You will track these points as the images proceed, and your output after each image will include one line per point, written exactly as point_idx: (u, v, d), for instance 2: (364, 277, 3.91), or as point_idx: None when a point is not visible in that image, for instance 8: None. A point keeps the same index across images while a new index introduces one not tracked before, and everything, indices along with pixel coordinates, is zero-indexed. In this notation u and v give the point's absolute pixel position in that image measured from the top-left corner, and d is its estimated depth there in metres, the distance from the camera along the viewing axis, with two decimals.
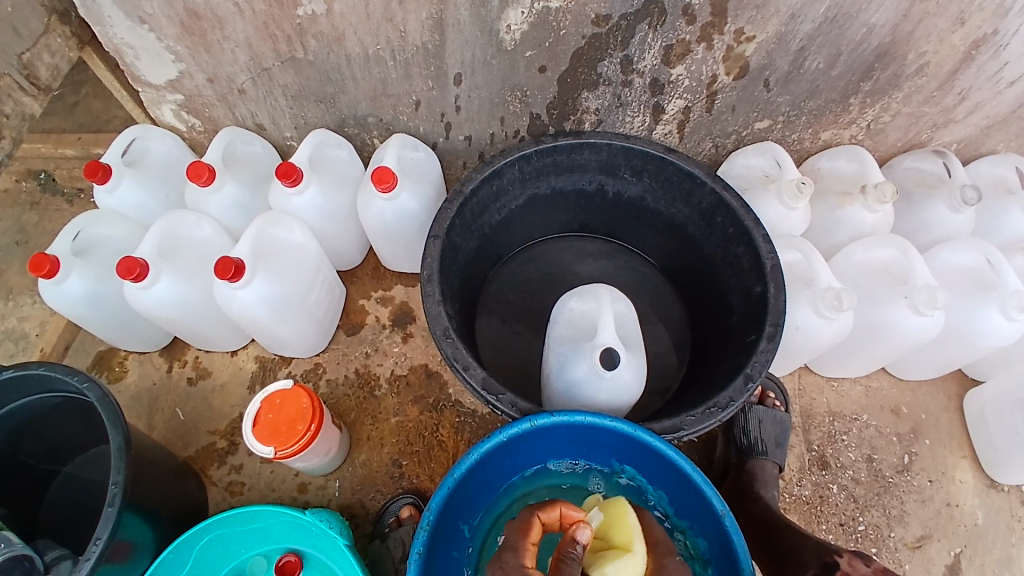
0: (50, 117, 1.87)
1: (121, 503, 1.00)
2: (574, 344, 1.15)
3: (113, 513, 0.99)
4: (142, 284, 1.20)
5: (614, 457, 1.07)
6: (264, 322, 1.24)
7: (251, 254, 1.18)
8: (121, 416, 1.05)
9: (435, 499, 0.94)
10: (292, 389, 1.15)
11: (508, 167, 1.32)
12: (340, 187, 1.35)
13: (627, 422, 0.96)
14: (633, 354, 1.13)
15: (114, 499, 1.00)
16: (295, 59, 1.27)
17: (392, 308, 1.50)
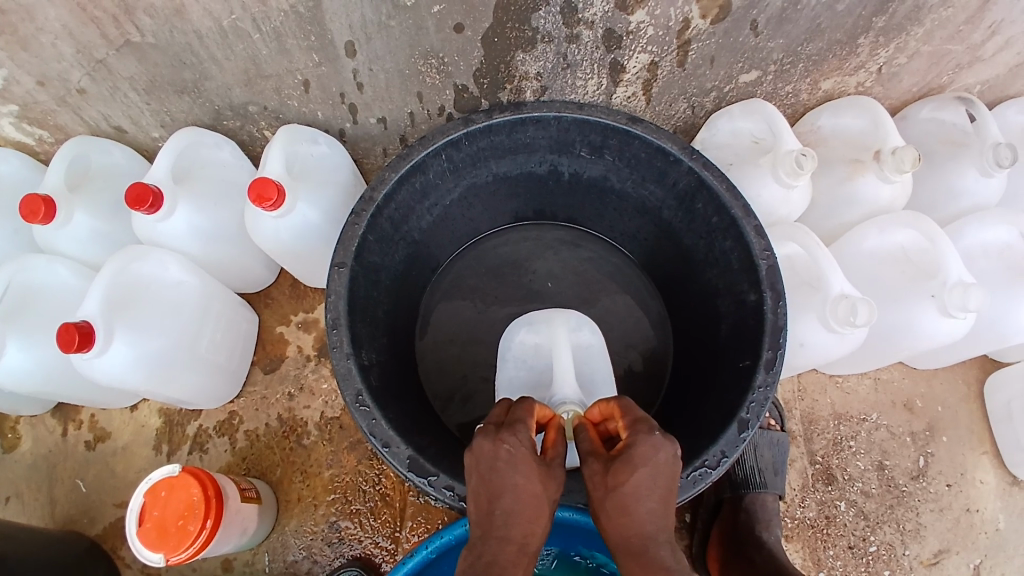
0: None
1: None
2: (528, 392, 0.95)
3: None
4: None
5: (581, 543, 0.97)
6: (138, 388, 0.98)
7: (107, 307, 0.90)
8: None
9: None
10: (182, 474, 0.91)
11: (430, 159, 0.99)
12: (220, 201, 1.05)
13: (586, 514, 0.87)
14: (597, 398, 0.94)
15: None
16: (133, 43, 0.95)
17: (317, 333, 1.23)
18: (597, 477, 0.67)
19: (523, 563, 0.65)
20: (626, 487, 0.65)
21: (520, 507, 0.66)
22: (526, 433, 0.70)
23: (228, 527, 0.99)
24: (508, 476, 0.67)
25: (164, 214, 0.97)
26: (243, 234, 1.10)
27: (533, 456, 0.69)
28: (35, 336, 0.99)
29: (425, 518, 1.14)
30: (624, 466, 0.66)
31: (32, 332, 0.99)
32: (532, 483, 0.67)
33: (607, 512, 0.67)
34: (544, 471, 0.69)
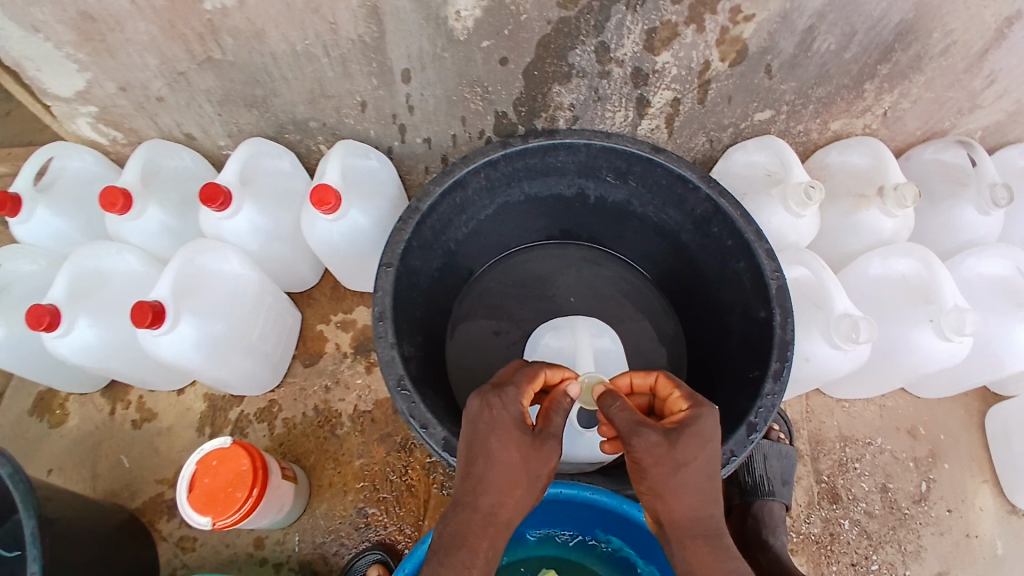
0: None
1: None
2: None
3: None
4: (59, 334, 1.03)
5: (597, 526, 1.01)
6: (195, 368, 1.07)
7: (176, 292, 1.00)
8: (35, 495, 0.92)
9: None
10: (232, 447, 1.00)
11: (470, 176, 1.09)
12: (281, 206, 1.16)
13: (611, 497, 0.91)
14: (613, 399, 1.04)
15: None
16: (213, 60, 1.08)
17: (354, 333, 1.33)
18: (660, 449, 0.71)
19: (489, 532, 0.74)
20: (686, 458, 0.72)
21: (494, 475, 0.74)
22: (514, 401, 0.76)
23: (269, 506, 1.06)
24: (490, 444, 0.75)
25: (229, 211, 1.08)
26: (298, 236, 1.21)
27: (517, 427, 0.75)
28: (103, 316, 1.08)
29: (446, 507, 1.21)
30: (689, 440, 0.72)
31: (101, 311, 1.08)
32: (511, 456, 0.74)
33: (667, 484, 0.72)
34: (527, 443, 0.74)
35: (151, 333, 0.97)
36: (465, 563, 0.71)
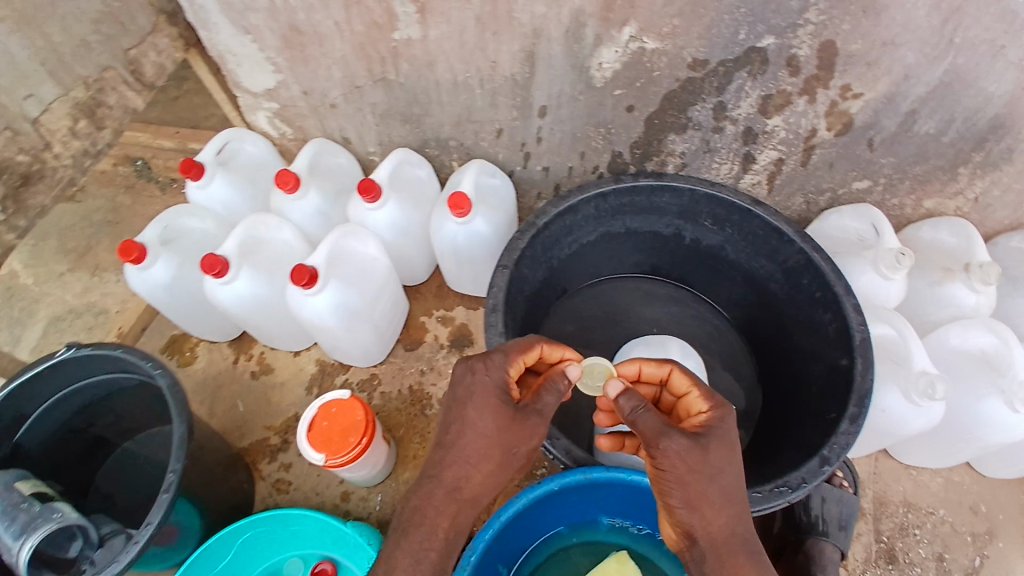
0: (154, 109, 1.80)
1: (175, 490, 0.95)
2: None
3: (167, 499, 0.94)
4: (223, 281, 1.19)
5: None
6: (325, 329, 1.24)
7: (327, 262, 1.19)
8: (186, 402, 1.02)
9: (480, 536, 0.91)
10: (348, 399, 1.15)
11: (583, 204, 1.24)
12: (418, 206, 1.34)
13: None
14: None
15: (171, 485, 0.95)
16: (387, 80, 1.27)
17: (452, 328, 1.47)
18: (684, 455, 0.80)
19: (451, 503, 0.84)
20: (712, 464, 0.80)
21: (468, 448, 0.85)
22: (500, 375, 0.87)
23: (369, 464, 1.21)
24: (472, 417, 0.85)
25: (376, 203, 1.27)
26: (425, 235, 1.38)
27: (502, 402, 0.85)
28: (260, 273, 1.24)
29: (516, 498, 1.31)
30: (714, 443, 0.82)
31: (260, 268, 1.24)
32: (484, 430, 0.85)
33: (692, 489, 0.80)
34: (510, 417, 0.85)
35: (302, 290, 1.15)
36: (422, 541, 0.82)
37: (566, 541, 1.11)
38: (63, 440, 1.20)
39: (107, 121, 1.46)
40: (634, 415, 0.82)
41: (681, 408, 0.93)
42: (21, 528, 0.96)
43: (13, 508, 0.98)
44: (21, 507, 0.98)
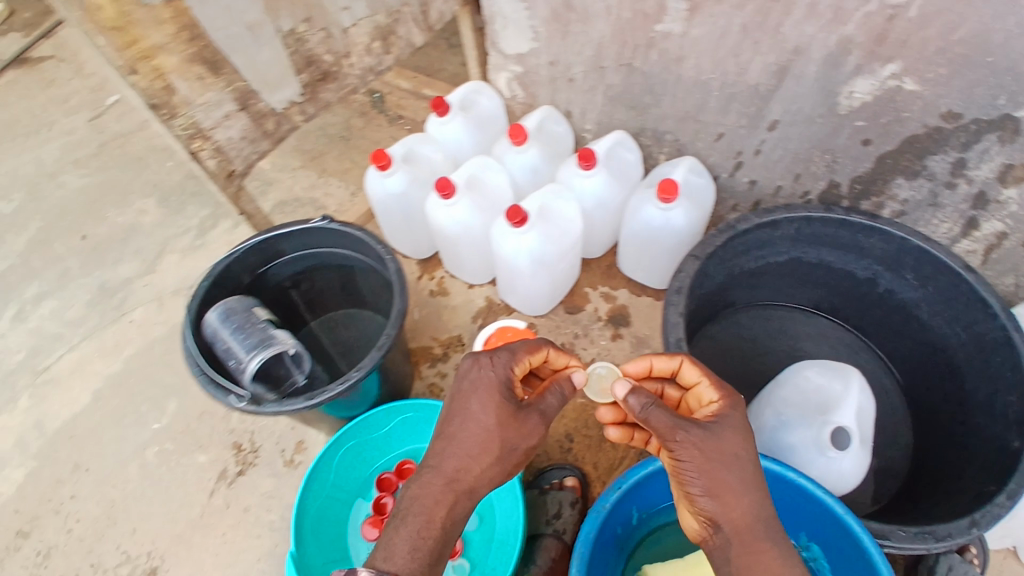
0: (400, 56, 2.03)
1: (384, 352, 1.12)
2: (799, 413, 1.11)
3: (377, 358, 1.12)
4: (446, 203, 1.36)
5: (804, 530, 1.05)
6: (520, 269, 1.38)
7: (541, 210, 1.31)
8: (404, 287, 1.19)
9: (633, 471, 1.00)
10: (523, 329, 1.33)
11: (785, 222, 1.28)
12: (623, 185, 1.43)
13: (837, 502, 0.93)
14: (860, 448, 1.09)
15: (382, 346, 1.13)
16: (632, 66, 1.37)
17: (612, 305, 1.55)
18: (696, 441, 0.80)
19: (450, 495, 0.81)
20: (728, 451, 0.80)
21: (471, 438, 0.84)
22: (506, 364, 0.89)
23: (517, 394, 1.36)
24: (475, 408, 0.86)
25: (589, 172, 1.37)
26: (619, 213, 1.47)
27: (505, 391, 0.87)
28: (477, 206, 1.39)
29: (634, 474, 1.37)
30: (726, 430, 0.82)
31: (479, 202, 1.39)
32: (489, 420, 0.85)
33: (709, 478, 0.79)
34: (514, 409, 0.86)
35: (513, 228, 1.29)
36: (417, 529, 0.78)
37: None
38: (284, 291, 1.44)
39: (394, 48, 1.75)
40: (646, 412, 0.82)
41: (692, 399, 0.96)
42: (252, 342, 1.14)
43: (249, 327, 1.17)
44: (256, 327, 1.17)
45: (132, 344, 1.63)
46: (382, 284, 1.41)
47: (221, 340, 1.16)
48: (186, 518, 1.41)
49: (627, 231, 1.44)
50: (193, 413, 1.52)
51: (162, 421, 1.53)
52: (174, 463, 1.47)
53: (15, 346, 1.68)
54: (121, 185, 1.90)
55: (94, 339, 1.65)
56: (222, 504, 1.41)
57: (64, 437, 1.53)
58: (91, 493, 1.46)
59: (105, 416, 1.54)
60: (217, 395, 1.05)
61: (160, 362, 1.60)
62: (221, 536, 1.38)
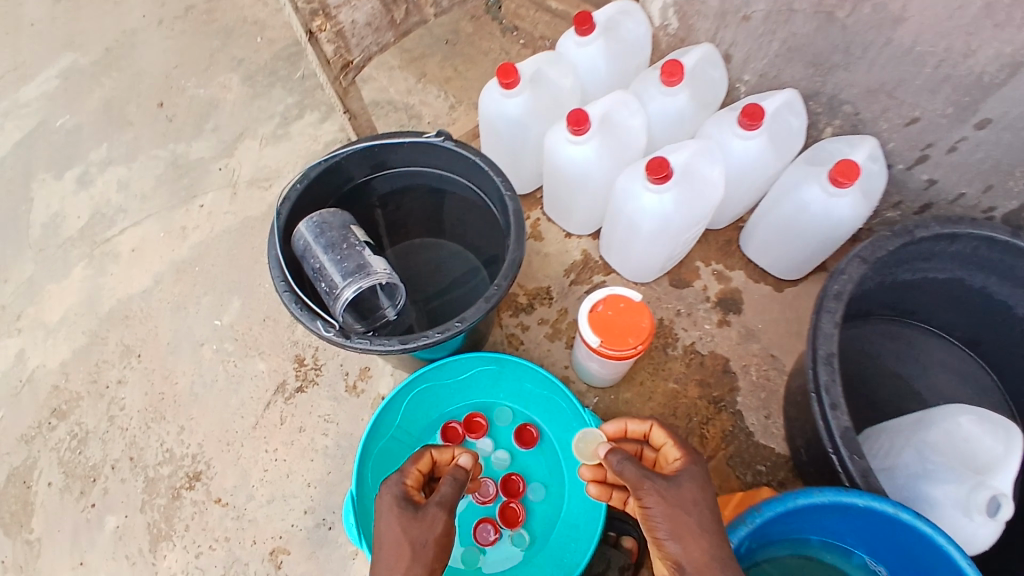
0: None
1: (494, 304, 0.98)
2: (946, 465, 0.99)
3: (485, 309, 0.97)
4: (575, 140, 1.18)
5: None
6: (648, 233, 1.21)
7: (691, 170, 1.13)
8: (522, 232, 1.04)
9: (771, 507, 0.85)
10: (638, 302, 1.11)
11: (966, 239, 1.10)
12: (778, 155, 1.24)
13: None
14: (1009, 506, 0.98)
15: (491, 297, 0.98)
16: (831, 16, 1.15)
17: (724, 287, 1.40)
18: (658, 489, 0.79)
19: None
20: (689, 496, 0.79)
21: (383, 558, 0.79)
22: (398, 482, 0.86)
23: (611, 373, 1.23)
24: (386, 526, 0.81)
25: (750, 135, 1.18)
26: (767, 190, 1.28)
27: (405, 505, 0.83)
28: (608, 149, 1.21)
29: (716, 476, 1.26)
30: (692, 476, 0.82)
31: (610, 144, 1.21)
32: (396, 530, 0.80)
33: (680, 527, 0.77)
34: (413, 516, 0.81)
35: (655, 187, 1.11)
36: None
37: (813, 551, 1.00)
38: (381, 208, 1.31)
39: None
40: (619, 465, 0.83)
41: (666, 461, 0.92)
42: (347, 268, 1.02)
43: (344, 248, 1.04)
44: (350, 250, 1.04)
45: (198, 231, 1.52)
46: (487, 220, 1.26)
47: (313, 260, 1.05)
48: (236, 428, 1.32)
49: (774, 210, 1.27)
50: (256, 317, 1.42)
51: (223, 319, 1.43)
52: (231, 366, 1.38)
53: (78, 211, 1.58)
54: (204, 55, 1.74)
55: (161, 218, 1.55)
56: (275, 419, 1.33)
57: (118, 317, 1.44)
58: (139, 382, 1.38)
59: (164, 303, 1.45)
60: (306, 323, 0.96)
61: (227, 256, 1.48)
62: (272, 452, 1.30)
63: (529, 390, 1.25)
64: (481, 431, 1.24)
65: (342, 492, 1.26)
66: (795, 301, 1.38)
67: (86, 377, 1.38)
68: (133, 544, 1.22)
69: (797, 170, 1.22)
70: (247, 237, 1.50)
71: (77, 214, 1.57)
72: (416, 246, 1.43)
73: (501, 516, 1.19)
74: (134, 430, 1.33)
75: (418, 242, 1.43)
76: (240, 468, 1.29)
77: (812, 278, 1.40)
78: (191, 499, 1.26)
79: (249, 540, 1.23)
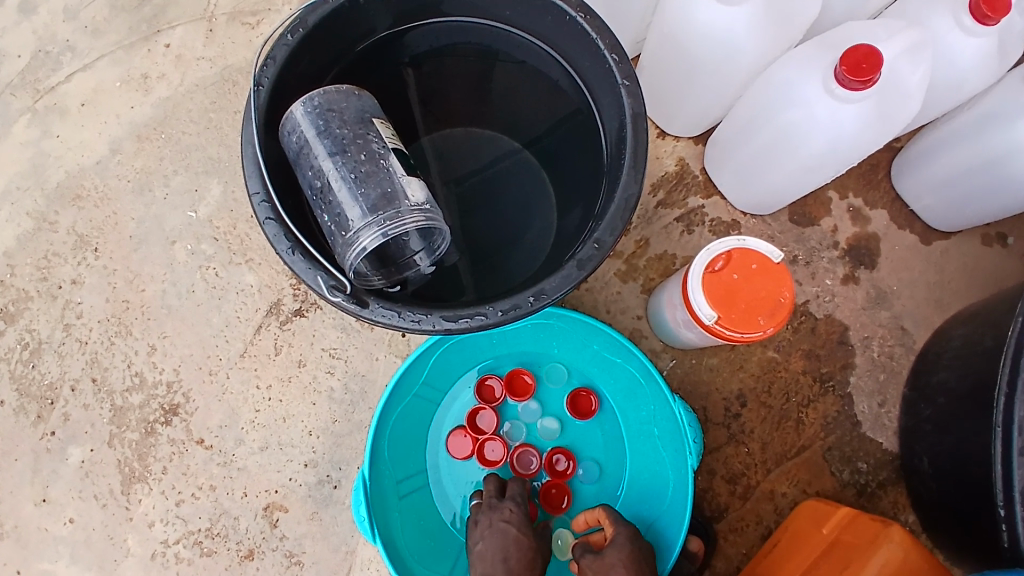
0: None
1: (589, 273, 0.65)
2: None
3: (575, 279, 0.65)
4: None
5: None
6: (803, 155, 0.87)
7: (901, 66, 0.78)
8: (641, 160, 0.68)
9: None
10: (776, 265, 0.80)
11: None
12: (1002, 67, 0.88)
13: None
14: None
15: (585, 262, 0.65)
16: None
17: (857, 231, 1.07)
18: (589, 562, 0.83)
19: None
20: (609, 562, 0.81)
21: None
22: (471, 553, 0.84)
23: (701, 342, 0.96)
24: None
25: (980, 31, 0.82)
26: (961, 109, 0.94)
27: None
28: (770, 20, 0.83)
29: (806, 470, 1.02)
30: (613, 540, 0.84)
31: (776, 13, 0.83)
32: None
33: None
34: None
35: (847, 87, 0.77)
36: None
37: None
38: (418, 77, 0.91)
39: None
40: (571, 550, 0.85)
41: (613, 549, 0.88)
42: (365, 191, 0.69)
43: (360, 158, 0.70)
44: (369, 162, 0.70)
45: (164, 82, 1.14)
46: (567, 113, 0.87)
47: (312, 171, 0.71)
48: (220, 354, 1.06)
49: (966, 143, 0.92)
50: (243, 213, 1.10)
51: (199, 211, 1.11)
52: (212, 275, 1.09)
53: (15, 45, 1.16)
54: None
55: (118, 61, 1.15)
56: (269, 348, 1.06)
57: (68, 195, 1.12)
58: (97, 284, 1.10)
59: (124, 180, 1.12)
60: (303, 276, 0.64)
61: (203, 123, 1.13)
62: (265, 389, 1.05)
63: (594, 352, 0.97)
64: (526, 393, 0.97)
65: (352, 446, 1.04)
66: (943, 259, 1.07)
67: (35, 273, 1.10)
68: (103, 484, 1.04)
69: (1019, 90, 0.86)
70: (227, 98, 1.13)
71: (17, 50, 1.16)
72: (450, 143, 1.00)
73: (544, 498, 0.95)
74: (96, 344, 1.08)
75: (454, 136, 1.00)
76: (226, 405, 1.05)
77: (969, 231, 1.07)
78: (168, 437, 1.05)
79: (239, 491, 1.03)
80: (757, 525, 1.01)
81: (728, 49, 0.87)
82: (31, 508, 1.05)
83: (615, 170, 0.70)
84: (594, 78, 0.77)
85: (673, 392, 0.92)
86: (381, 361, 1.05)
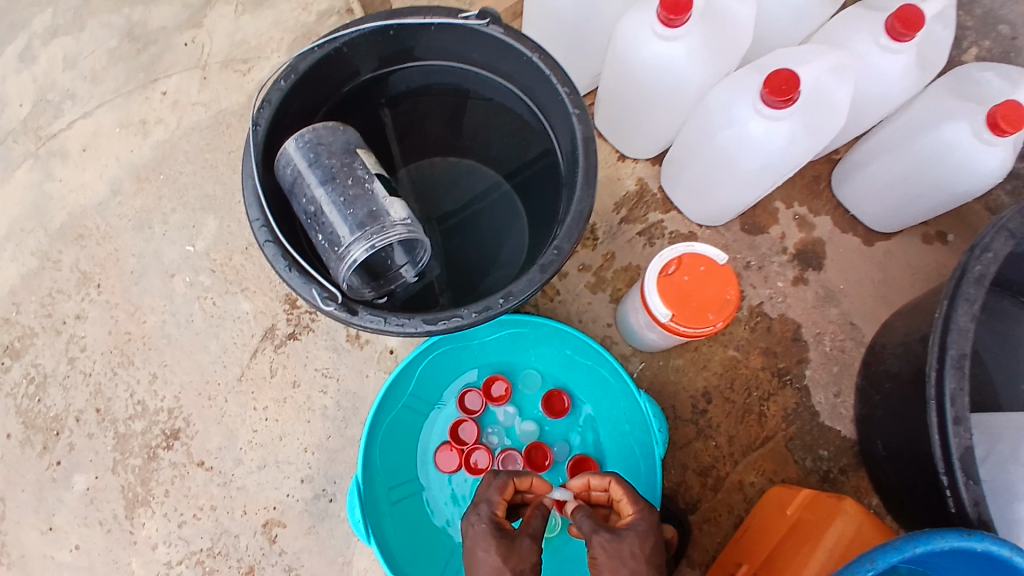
0: None
1: (552, 275, 0.74)
2: None
3: (539, 280, 0.73)
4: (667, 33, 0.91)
5: None
6: (743, 168, 0.97)
7: (820, 86, 0.89)
8: (592, 179, 0.78)
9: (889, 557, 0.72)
10: (721, 267, 0.89)
11: None
12: (918, 82, 0.99)
13: None
14: None
15: (547, 265, 0.74)
16: None
17: (804, 238, 1.17)
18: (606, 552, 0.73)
19: None
20: None
21: None
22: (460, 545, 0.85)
23: (664, 343, 1.04)
24: None
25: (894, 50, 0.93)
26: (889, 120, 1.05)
27: None
28: (706, 51, 0.94)
29: (771, 460, 1.09)
30: None
31: (711, 45, 0.94)
32: None
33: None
34: None
35: (772, 107, 0.88)
36: None
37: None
38: (398, 112, 1.01)
39: None
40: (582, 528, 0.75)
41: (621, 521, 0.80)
42: (354, 213, 0.78)
43: (347, 184, 0.79)
44: (356, 187, 0.79)
45: (161, 126, 1.23)
46: (531, 140, 0.97)
47: (306, 198, 0.79)
48: (218, 378, 1.13)
49: (894, 150, 1.03)
50: (237, 245, 1.18)
51: (196, 245, 1.18)
52: (210, 304, 1.16)
53: (18, 95, 1.25)
54: None
55: (115, 108, 1.24)
56: (265, 370, 1.13)
57: (70, 234, 1.19)
58: (100, 317, 1.16)
59: (124, 219, 1.20)
60: (299, 290, 0.72)
61: (199, 163, 1.21)
62: (262, 410, 1.12)
63: (568, 356, 1.05)
64: (503, 399, 1.04)
65: (345, 459, 1.10)
66: (883, 260, 1.17)
67: (39, 309, 1.17)
68: (108, 509, 1.10)
69: (930, 107, 0.98)
70: (221, 140, 1.22)
71: (18, 100, 1.25)
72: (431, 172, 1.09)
73: None
74: (99, 376, 1.14)
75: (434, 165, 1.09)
76: (225, 427, 1.11)
77: (904, 233, 1.17)
78: (169, 460, 1.11)
79: (239, 509, 1.09)
80: (729, 515, 1.08)
81: (672, 78, 0.97)
82: (36, 536, 1.10)
83: (571, 187, 0.79)
84: (552, 110, 0.87)
85: (639, 389, 0.99)
86: (371, 377, 1.12)
